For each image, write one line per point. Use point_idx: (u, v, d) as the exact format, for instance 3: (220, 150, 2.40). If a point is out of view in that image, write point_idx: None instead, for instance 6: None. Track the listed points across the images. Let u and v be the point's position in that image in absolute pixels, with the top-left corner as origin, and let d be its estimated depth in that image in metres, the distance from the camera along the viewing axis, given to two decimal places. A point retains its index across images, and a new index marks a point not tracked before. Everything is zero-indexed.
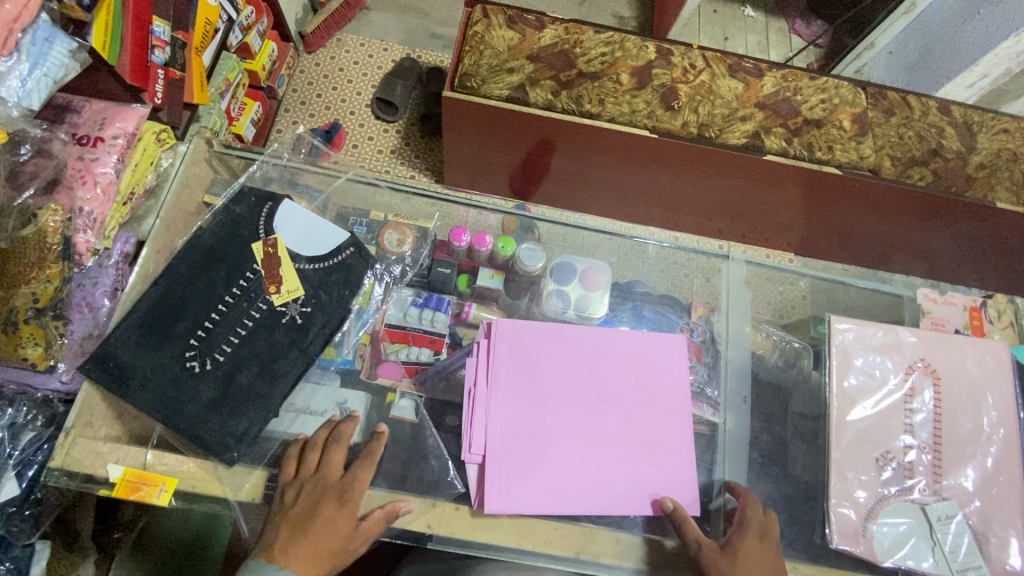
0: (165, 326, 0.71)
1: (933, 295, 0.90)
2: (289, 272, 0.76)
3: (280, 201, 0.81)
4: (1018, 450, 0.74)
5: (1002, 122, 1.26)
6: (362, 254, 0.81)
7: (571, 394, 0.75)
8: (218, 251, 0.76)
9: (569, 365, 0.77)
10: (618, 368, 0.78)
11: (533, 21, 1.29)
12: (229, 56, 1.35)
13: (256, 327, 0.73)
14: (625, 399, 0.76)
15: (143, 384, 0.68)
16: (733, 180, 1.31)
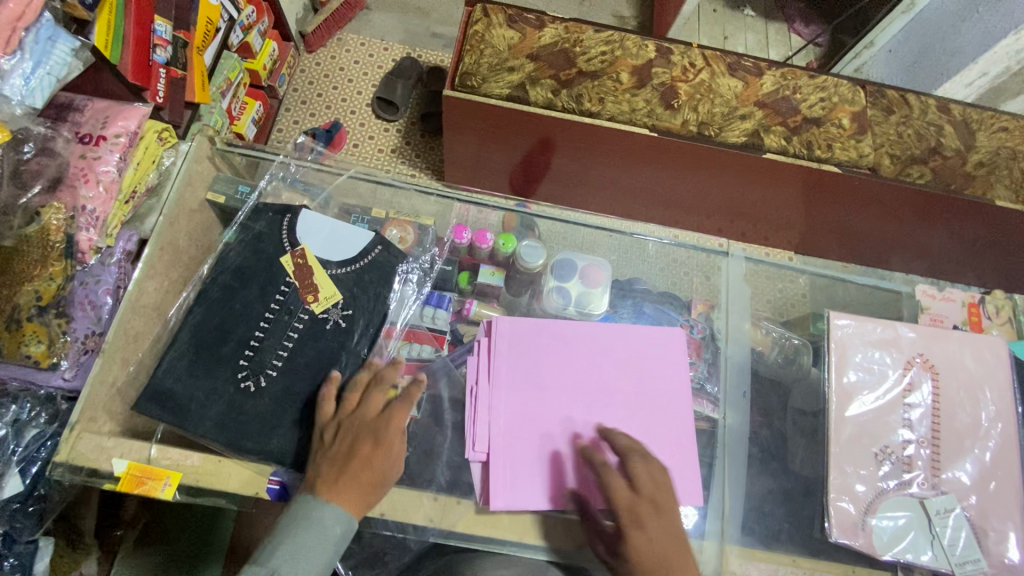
0: (212, 352, 0.71)
1: (931, 291, 0.91)
2: (322, 279, 0.76)
3: (298, 212, 0.80)
4: (1017, 445, 0.74)
5: (1002, 120, 1.27)
6: (390, 251, 0.81)
7: (574, 391, 0.76)
8: (249, 269, 0.76)
9: (569, 361, 0.77)
10: (630, 364, 0.78)
11: (533, 20, 1.29)
12: (230, 55, 1.35)
13: (302, 338, 0.73)
14: (668, 398, 0.76)
15: (203, 413, 0.68)
16: (734, 179, 1.31)
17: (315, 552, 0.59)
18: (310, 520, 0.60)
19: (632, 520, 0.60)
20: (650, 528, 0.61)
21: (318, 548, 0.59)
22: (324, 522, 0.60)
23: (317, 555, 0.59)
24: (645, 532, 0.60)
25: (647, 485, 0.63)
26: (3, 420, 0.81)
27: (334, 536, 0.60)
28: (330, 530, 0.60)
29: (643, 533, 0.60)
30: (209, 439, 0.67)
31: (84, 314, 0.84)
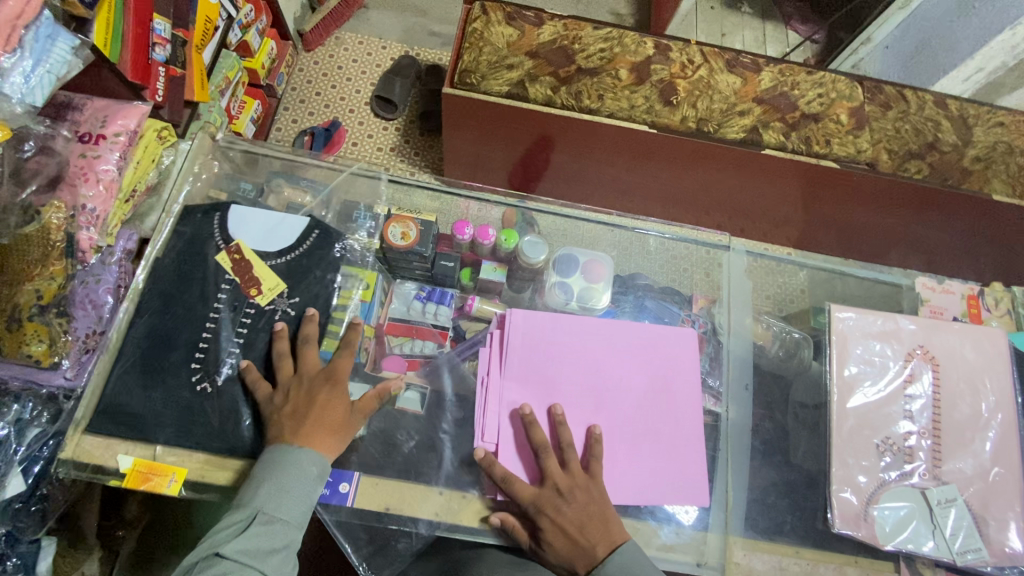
0: (159, 360, 0.69)
1: (931, 283, 0.90)
2: (262, 271, 0.74)
3: (228, 209, 0.78)
4: (1017, 435, 0.75)
5: (998, 116, 1.28)
6: (327, 233, 0.79)
7: (585, 384, 0.76)
8: (187, 271, 0.74)
9: (580, 354, 0.77)
10: (638, 358, 0.78)
11: (532, 17, 1.30)
12: (228, 54, 1.35)
13: (252, 332, 0.71)
14: (668, 389, 0.77)
15: (161, 421, 0.66)
16: (734, 175, 1.32)
17: (298, 492, 0.62)
18: (287, 465, 0.62)
19: (537, 508, 0.65)
20: (562, 515, 0.65)
21: (301, 489, 0.62)
22: (300, 465, 0.63)
23: (301, 493, 0.63)
24: (557, 515, 0.65)
25: (556, 471, 0.67)
26: (4, 420, 0.80)
27: (314, 475, 0.63)
28: (307, 471, 0.63)
29: (552, 519, 0.65)
30: (173, 446, 0.65)
31: (85, 313, 0.83)
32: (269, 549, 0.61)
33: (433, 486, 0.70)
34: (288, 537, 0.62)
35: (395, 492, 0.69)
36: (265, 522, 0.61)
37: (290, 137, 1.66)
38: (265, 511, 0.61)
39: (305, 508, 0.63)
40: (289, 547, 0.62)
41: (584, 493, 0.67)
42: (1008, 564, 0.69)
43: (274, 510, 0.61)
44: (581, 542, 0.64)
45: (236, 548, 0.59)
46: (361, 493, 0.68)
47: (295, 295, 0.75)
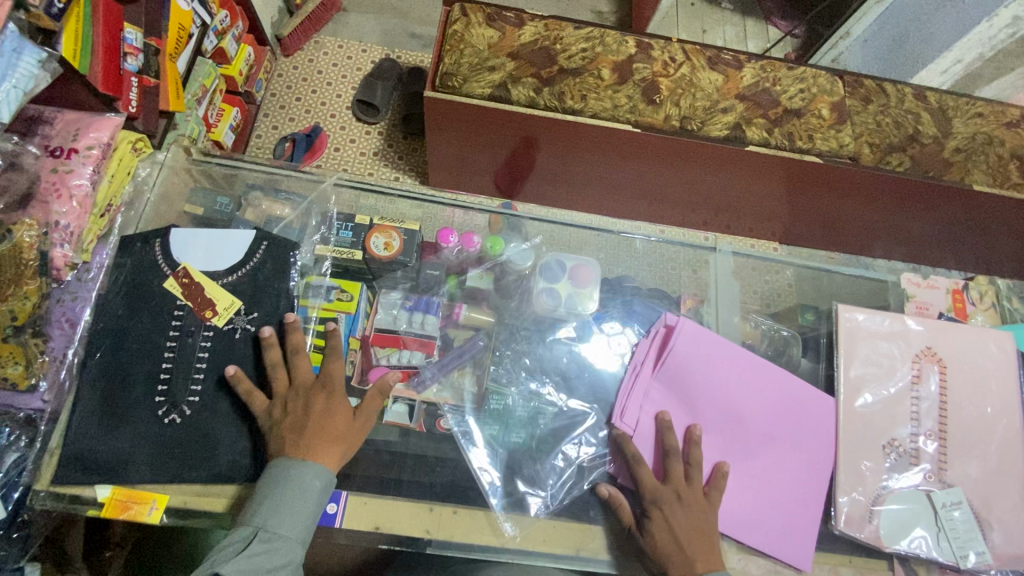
0: (119, 400, 0.64)
1: (916, 279, 0.91)
2: (215, 291, 0.70)
3: (168, 233, 0.72)
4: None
5: (977, 106, 1.29)
6: (277, 244, 0.74)
7: (732, 404, 0.74)
8: (134, 304, 0.68)
9: (737, 376, 0.75)
10: (782, 393, 0.75)
11: (512, 18, 1.28)
12: (203, 61, 1.33)
13: (215, 356, 0.67)
14: (791, 427, 0.73)
15: (132, 461, 0.62)
16: (722, 173, 1.31)
17: (302, 510, 0.61)
18: (294, 483, 0.61)
19: (650, 501, 0.67)
20: (674, 519, 0.66)
21: (306, 506, 0.61)
22: (304, 481, 0.61)
23: (305, 510, 0.61)
24: (670, 519, 0.66)
25: (680, 479, 0.68)
26: None
27: (320, 492, 0.62)
28: (312, 488, 0.61)
29: (662, 516, 0.66)
30: (150, 484, 0.62)
31: (66, 332, 0.78)
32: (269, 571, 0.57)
33: (424, 502, 0.70)
34: (292, 557, 0.59)
35: (388, 510, 0.69)
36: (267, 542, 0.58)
37: (270, 143, 1.63)
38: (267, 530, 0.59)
39: (308, 526, 0.61)
40: (290, 568, 0.59)
41: (697, 509, 0.67)
42: (1015, 567, 0.68)
43: (277, 528, 0.59)
44: (678, 551, 0.64)
45: (235, 569, 0.56)
46: (350, 511, 0.68)
47: (253, 311, 0.71)
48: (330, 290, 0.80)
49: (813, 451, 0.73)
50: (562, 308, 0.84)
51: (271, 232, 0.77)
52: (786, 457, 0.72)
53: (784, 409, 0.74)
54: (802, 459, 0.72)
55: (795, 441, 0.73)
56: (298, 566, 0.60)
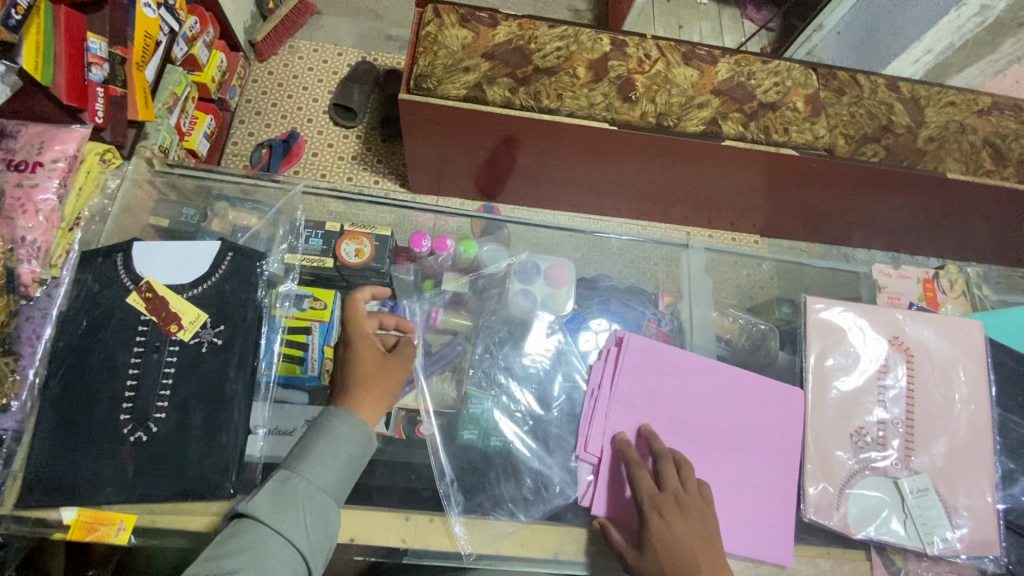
0: (81, 420, 0.63)
1: (887, 270, 0.93)
2: (180, 305, 0.69)
3: (131, 247, 0.71)
4: (990, 426, 0.74)
5: (948, 95, 1.30)
6: (243, 255, 0.74)
7: (685, 421, 0.73)
8: (97, 321, 0.67)
9: (688, 393, 0.75)
10: (743, 396, 0.75)
11: (486, 18, 1.27)
12: (173, 68, 1.30)
13: (181, 371, 0.66)
14: (756, 425, 0.73)
15: (97, 481, 0.61)
16: (699, 167, 1.32)
17: (333, 460, 0.62)
18: (329, 434, 0.63)
19: (654, 506, 0.63)
20: (675, 524, 0.62)
21: (338, 458, 0.62)
22: (335, 429, 0.63)
23: (337, 462, 0.62)
24: (669, 522, 0.62)
25: (675, 484, 0.65)
26: None
27: (355, 446, 0.63)
28: (343, 442, 0.62)
29: (662, 525, 0.62)
30: (116, 504, 0.61)
31: (36, 349, 0.69)
32: (294, 514, 0.58)
33: (400, 512, 0.69)
34: (322, 506, 0.60)
35: (360, 521, 0.67)
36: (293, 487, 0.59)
37: (247, 150, 1.61)
38: (297, 474, 0.60)
39: (341, 480, 0.62)
40: (316, 516, 0.59)
41: (698, 513, 0.63)
42: (983, 552, 0.68)
43: (310, 475, 0.60)
44: (685, 560, 0.60)
45: (258, 511, 0.58)
46: None
47: (220, 324, 0.70)
48: (303, 299, 0.80)
49: (788, 449, 0.72)
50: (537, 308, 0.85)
51: (238, 243, 0.76)
52: (750, 458, 0.72)
53: (744, 409, 0.74)
54: (769, 455, 0.72)
55: (767, 440, 0.73)
56: (332, 517, 0.60)
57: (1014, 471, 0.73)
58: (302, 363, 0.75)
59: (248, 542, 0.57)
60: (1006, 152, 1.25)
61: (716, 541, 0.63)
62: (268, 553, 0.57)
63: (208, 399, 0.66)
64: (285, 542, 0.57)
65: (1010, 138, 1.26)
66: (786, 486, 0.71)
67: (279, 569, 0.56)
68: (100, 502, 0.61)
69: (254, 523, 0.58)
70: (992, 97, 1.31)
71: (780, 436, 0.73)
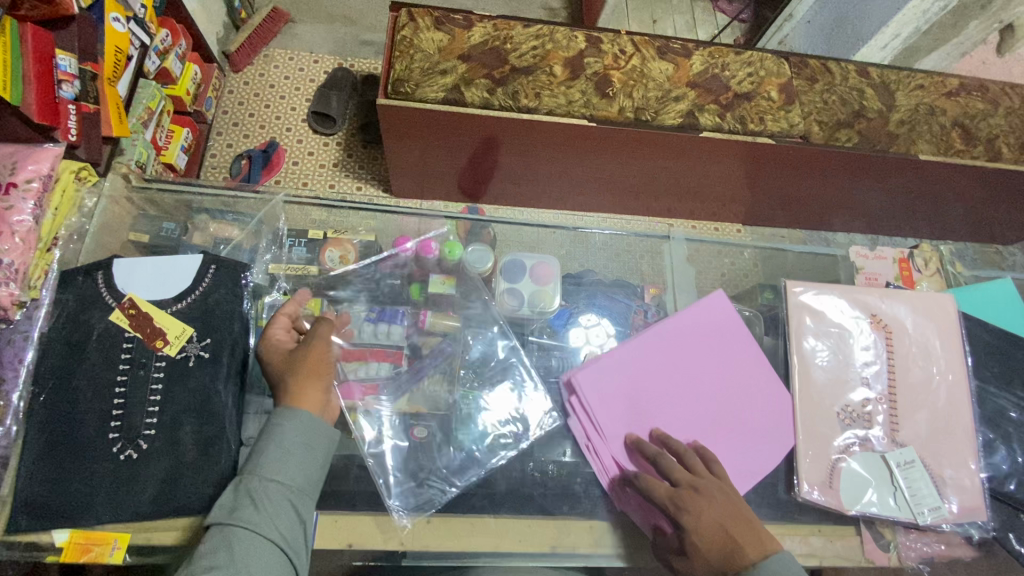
0: (71, 440, 0.62)
1: (864, 251, 0.94)
2: (164, 320, 0.68)
3: (112, 264, 0.70)
4: (968, 396, 0.75)
5: (918, 79, 1.33)
6: (226, 268, 0.73)
7: (660, 408, 0.74)
8: (80, 341, 0.66)
9: (643, 381, 0.76)
10: (686, 336, 0.79)
11: (461, 20, 1.27)
12: (146, 82, 1.29)
13: (169, 387, 0.66)
14: (717, 358, 0.78)
15: (89, 502, 0.60)
16: (678, 160, 1.34)
17: (290, 456, 0.62)
18: (278, 433, 0.63)
19: (676, 507, 0.63)
20: (701, 513, 0.62)
21: (292, 450, 0.62)
22: (282, 430, 0.63)
23: (295, 456, 0.63)
24: (698, 517, 0.62)
25: (681, 471, 0.66)
26: None
27: (309, 438, 0.64)
28: (291, 438, 0.63)
29: (692, 519, 0.62)
30: (108, 523, 0.61)
31: (20, 373, 0.67)
32: (259, 509, 0.59)
33: (396, 514, 0.69)
34: (285, 501, 0.60)
35: (358, 524, 0.68)
36: (252, 486, 0.60)
37: (226, 161, 1.60)
38: (256, 475, 0.61)
39: (304, 473, 0.63)
40: (284, 509, 0.60)
41: (720, 491, 0.64)
42: (969, 519, 0.70)
43: (268, 472, 0.61)
44: (728, 540, 0.61)
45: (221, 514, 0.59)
46: (321, 531, 0.67)
47: (206, 337, 0.70)
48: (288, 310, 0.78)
49: (778, 434, 0.74)
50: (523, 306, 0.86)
51: (221, 256, 0.75)
52: (730, 389, 0.76)
53: (695, 350, 0.78)
54: (751, 388, 0.76)
55: (738, 369, 0.77)
56: (300, 508, 0.61)
57: (993, 440, 0.75)
58: None
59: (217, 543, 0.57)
60: (974, 132, 1.28)
61: (744, 509, 0.64)
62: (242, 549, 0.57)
63: (198, 412, 0.66)
64: (256, 538, 0.58)
65: (978, 118, 1.29)
66: (779, 449, 0.73)
67: (252, 565, 0.56)
68: (94, 522, 0.60)
69: (219, 527, 0.58)
70: (959, 78, 1.34)
71: (760, 374, 0.77)
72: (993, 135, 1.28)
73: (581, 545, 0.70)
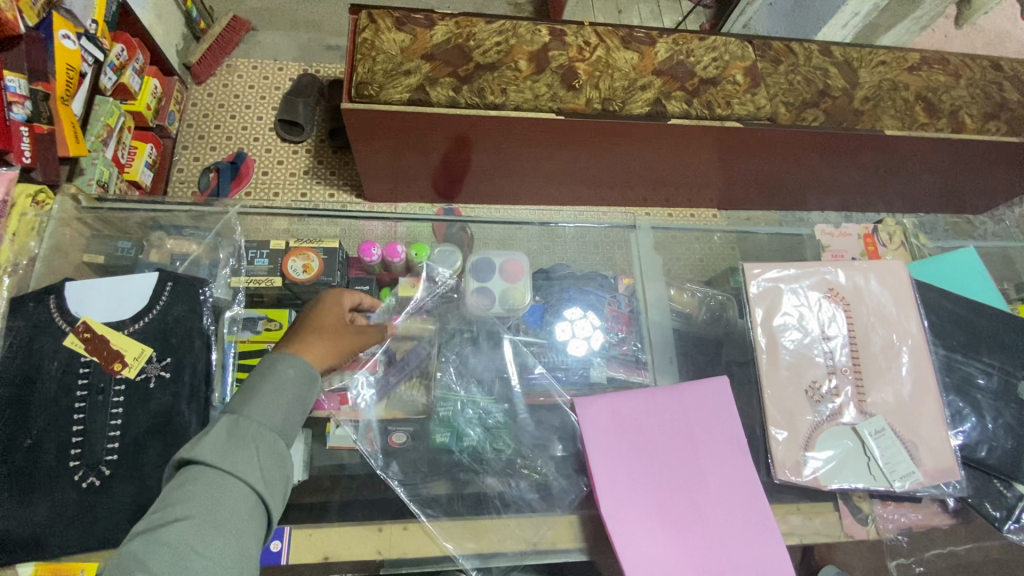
0: (29, 472, 0.60)
1: (830, 229, 0.95)
2: (121, 342, 0.67)
3: (63, 288, 0.68)
4: (931, 360, 0.75)
5: (880, 55, 1.34)
6: (184, 285, 0.72)
7: (657, 544, 0.64)
8: (32, 369, 0.64)
9: (623, 525, 0.65)
10: (624, 450, 0.69)
11: (422, 19, 1.25)
12: (104, 99, 1.26)
13: (130, 410, 0.64)
14: (655, 427, 0.71)
15: (53, 534, 0.59)
16: (648, 149, 1.33)
17: (282, 400, 0.60)
18: (272, 378, 0.60)
19: None
20: None
21: (284, 399, 0.60)
22: (280, 372, 0.61)
23: (284, 402, 0.60)
24: None
25: None
26: None
27: (301, 386, 0.62)
28: (289, 384, 0.61)
29: None
30: (75, 554, 0.59)
31: None
32: (245, 453, 0.54)
33: (373, 523, 0.70)
34: (274, 447, 0.56)
35: (333, 538, 0.68)
36: (242, 427, 0.56)
37: (194, 176, 1.57)
38: (245, 416, 0.57)
39: (291, 421, 0.60)
40: (274, 455, 0.56)
41: None
42: (945, 479, 0.70)
43: (258, 417, 0.57)
44: None
45: (206, 453, 0.53)
46: (295, 547, 0.67)
47: (167, 356, 0.68)
48: (256, 322, 0.80)
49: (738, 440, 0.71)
50: (497, 304, 0.85)
51: (178, 273, 0.74)
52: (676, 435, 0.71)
53: (634, 448, 0.70)
54: (694, 417, 0.72)
55: (674, 413, 0.72)
56: (286, 457, 0.57)
57: (962, 408, 0.75)
58: None
59: (197, 485, 0.52)
60: (938, 104, 1.29)
61: None
62: (222, 494, 0.52)
63: (162, 434, 0.64)
64: (241, 483, 0.53)
65: (940, 91, 1.30)
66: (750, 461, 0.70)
67: (236, 514, 0.52)
68: (59, 554, 0.59)
69: (203, 468, 0.53)
70: (920, 52, 1.35)
71: (695, 394, 0.73)
72: (955, 107, 1.29)
73: (561, 541, 0.70)
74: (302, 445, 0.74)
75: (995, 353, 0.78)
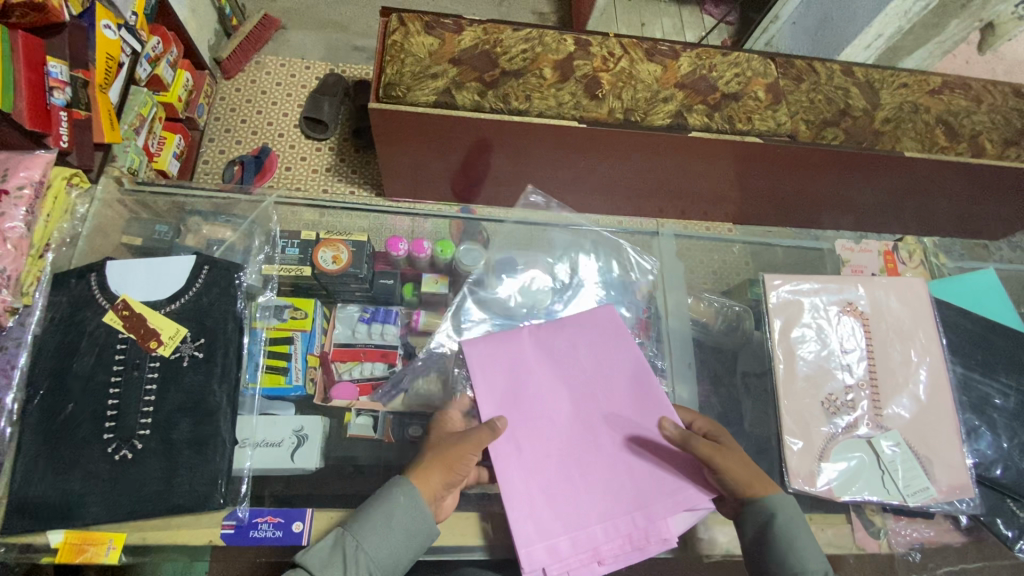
0: (66, 442, 0.63)
1: (850, 245, 0.97)
2: (158, 321, 0.68)
3: (105, 266, 0.70)
4: (951, 385, 0.75)
5: (901, 78, 1.35)
6: (220, 269, 0.73)
7: (558, 466, 0.69)
8: (71, 343, 0.66)
9: (519, 459, 0.68)
10: (513, 385, 0.73)
11: (451, 24, 1.28)
12: (137, 89, 1.29)
13: (163, 387, 0.66)
14: (538, 364, 0.75)
15: (85, 504, 0.61)
16: (669, 160, 1.34)
17: (390, 533, 0.61)
18: (388, 506, 0.62)
19: None
20: None
21: (396, 529, 0.61)
22: (395, 501, 0.62)
23: (393, 534, 0.61)
24: None
25: None
26: None
27: (417, 525, 0.62)
28: (399, 518, 0.61)
29: None
30: (104, 524, 0.61)
31: (14, 376, 0.66)
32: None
33: None
34: None
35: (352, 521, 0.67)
36: (350, 552, 0.59)
37: (219, 168, 1.60)
38: (356, 538, 0.60)
39: (397, 556, 0.61)
40: None
41: None
42: (957, 496, 0.70)
43: (369, 545, 0.60)
44: None
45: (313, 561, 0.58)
46: (316, 529, 0.65)
47: (200, 336, 0.70)
48: (283, 310, 0.85)
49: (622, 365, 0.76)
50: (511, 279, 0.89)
51: (215, 258, 0.76)
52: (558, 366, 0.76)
53: (520, 388, 0.73)
54: (574, 347, 0.77)
55: (555, 346, 0.77)
56: None
57: (978, 427, 0.75)
58: (286, 374, 0.81)
59: None
60: (958, 129, 1.30)
61: None
62: None
63: (193, 412, 0.66)
64: None
65: (961, 115, 1.31)
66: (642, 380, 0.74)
67: None
68: (88, 525, 0.61)
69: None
70: (942, 77, 1.36)
71: (572, 326, 0.79)
72: (976, 132, 1.29)
73: None
74: (318, 436, 0.75)
75: (1012, 374, 0.78)
